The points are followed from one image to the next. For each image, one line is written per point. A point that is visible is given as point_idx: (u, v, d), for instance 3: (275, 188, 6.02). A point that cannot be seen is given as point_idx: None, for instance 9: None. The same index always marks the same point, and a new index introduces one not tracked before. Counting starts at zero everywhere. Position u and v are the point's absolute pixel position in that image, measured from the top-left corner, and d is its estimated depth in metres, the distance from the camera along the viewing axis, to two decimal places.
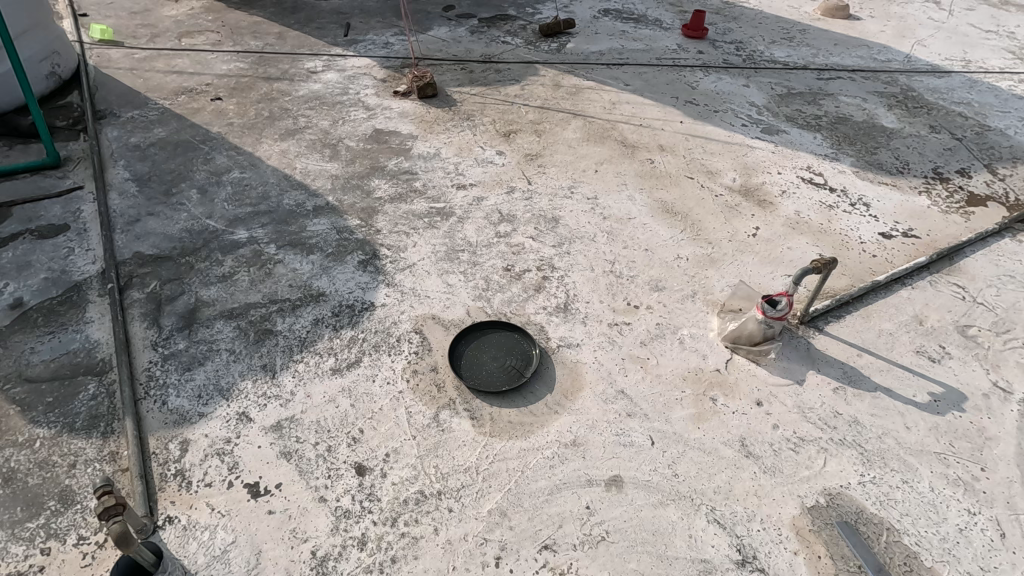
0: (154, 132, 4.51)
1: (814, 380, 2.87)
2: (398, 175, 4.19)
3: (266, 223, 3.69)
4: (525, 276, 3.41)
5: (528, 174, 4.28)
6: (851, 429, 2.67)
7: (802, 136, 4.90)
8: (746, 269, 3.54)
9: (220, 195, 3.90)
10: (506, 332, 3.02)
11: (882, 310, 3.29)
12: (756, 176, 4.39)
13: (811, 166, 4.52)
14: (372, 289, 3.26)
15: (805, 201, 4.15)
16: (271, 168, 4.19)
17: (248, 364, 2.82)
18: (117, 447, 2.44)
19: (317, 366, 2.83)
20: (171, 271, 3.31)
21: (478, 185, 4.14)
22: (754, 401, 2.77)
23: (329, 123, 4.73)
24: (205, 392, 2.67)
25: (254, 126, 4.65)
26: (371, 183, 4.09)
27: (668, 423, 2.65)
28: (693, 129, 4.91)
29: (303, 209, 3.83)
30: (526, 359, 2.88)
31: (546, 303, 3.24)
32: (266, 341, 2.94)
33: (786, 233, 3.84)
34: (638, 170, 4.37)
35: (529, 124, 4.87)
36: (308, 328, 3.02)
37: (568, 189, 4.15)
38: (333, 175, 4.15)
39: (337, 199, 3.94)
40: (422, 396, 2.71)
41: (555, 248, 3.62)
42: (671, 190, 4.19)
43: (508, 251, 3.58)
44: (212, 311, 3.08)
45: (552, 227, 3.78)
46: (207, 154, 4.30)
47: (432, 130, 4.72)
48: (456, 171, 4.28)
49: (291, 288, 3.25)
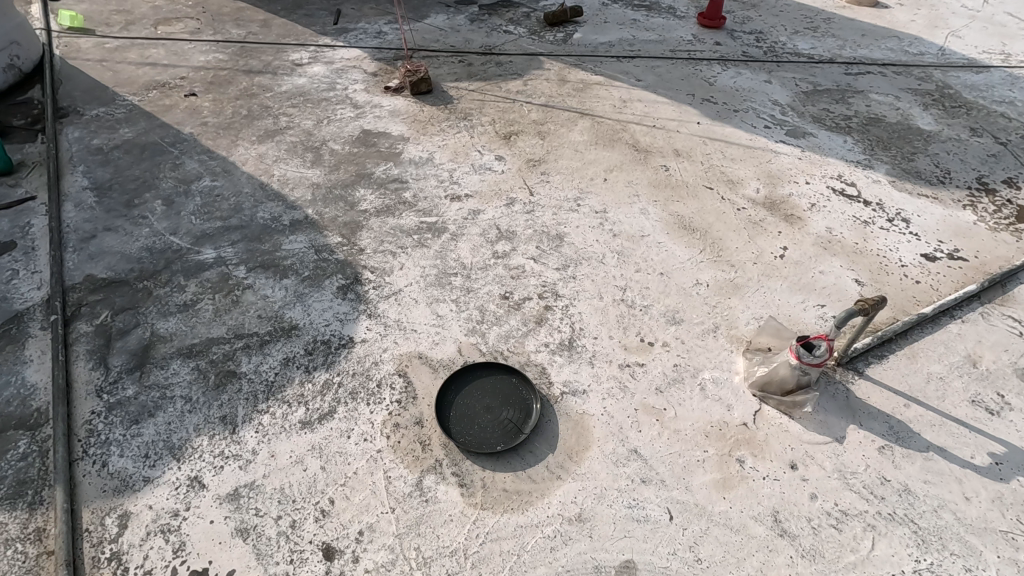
0: (119, 132, 4.10)
1: (855, 437, 2.50)
2: (387, 184, 3.79)
3: (237, 241, 3.31)
4: (525, 306, 3.02)
5: (530, 183, 3.87)
6: (902, 500, 2.30)
7: (831, 140, 4.46)
8: (774, 297, 3.15)
9: (187, 207, 3.51)
10: (501, 377, 2.64)
11: (930, 350, 2.90)
12: (782, 186, 3.97)
13: (842, 174, 4.10)
14: (352, 322, 2.89)
15: (837, 216, 3.73)
16: (246, 175, 3.79)
17: (205, 416, 2.45)
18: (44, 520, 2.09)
19: (284, 418, 2.46)
20: (126, 299, 2.93)
21: (474, 196, 3.74)
22: (787, 464, 2.40)
23: (313, 123, 4.32)
24: (153, 451, 2.31)
25: (231, 125, 4.24)
26: (356, 194, 3.69)
27: (688, 492, 2.29)
28: (712, 131, 4.48)
29: (278, 224, 3.44)
30: (525, 412, 2.51)
31: (548, 340, 2.86)
32: (228, 387, 2.57)
33: (817, 253, 3.44)
34: (651, 179, 3.96)
35: (531, 125, 4.44)
36: (276, 370, 2.65)
37: (574, 201, 3.74)
38: (314, 183, 3.76)
39: (317, 212, 3.55)
40: (404, 457, 2.35)
41: (559, 271, 3.23)
42: (688, 203, 3.78)
43: (506, 275, 3.19)
44: (169, 348, 2.71)
45: (556, 247, 3.39)
46: (177, 158, 3.90)
47: (426, 131, 4.31)
48: (450, 179, 3.87)
49: (261, 319, 2.87)
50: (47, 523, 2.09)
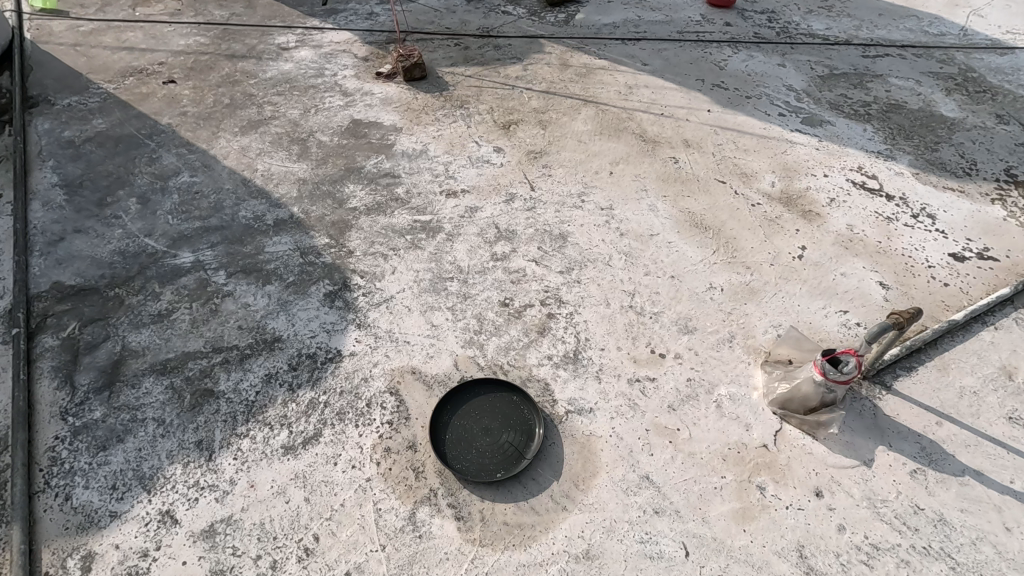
0: (92, 123, 3.85)
1: (884, 460, 2.31)
2: (378, 179, 3.55)
3: (216, 244, 3.08)
4: (527, 313, 2.81)
5: (531, 177, 3.64)
6: (937, 532, 2.11)
7: (850, 129, 4.20)
8: (793, 303, 2.94)
9: (164, 206, 3.28)
10: (501, 395, 2.43)
11: (961, 361, 2.69)
12: (799, 179, 3.73)
13: (862, 166, 3.86)
14: (340, 333, 2.68)
15: (858, 212, 3.50)
16: (227, 170, 3.55)
17: (178, 441, 2.25)
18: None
19: (265, 443, 2.26)
20: (95, 308, 2.72)
21: (472, 192, 3.50)
22: (812, 491, 2.21)
23: (300, 112, 4.06)
24: (121, 482, 2.12)
25: (211, 115, 3.98)
26: (345, 190, 3.46)
27: (706, 525, 2.10)
28: (723, 119, 4.22)
29: (262, 224, 3.21)
30: (527, 434, 2.31)
31: (551, 352, 2.65)
32: (204, 408, 2.36)
33: (837, 254, 3.22)
34: (659, 172, 3.72)
35: (532, 113, 4.18)
36: (257, 388, 2.44)
37: (578, 197, 3.51)
38: (301, 179, 3.52)
39: (304, 210, 3.32)
40: (396, 486, 2.16)
41: (562, 275, 3.02)
42: (698, 199, 3.55)
43: (506, 280, 2.98)
44: (141, 364, 2.50)
45: (559, 248, 3.17)
46: (153, 151, 3.65)
47: (420, 120, 4.05)
48: (446, 173, 3.63)
49: (241, 331, 2.66)
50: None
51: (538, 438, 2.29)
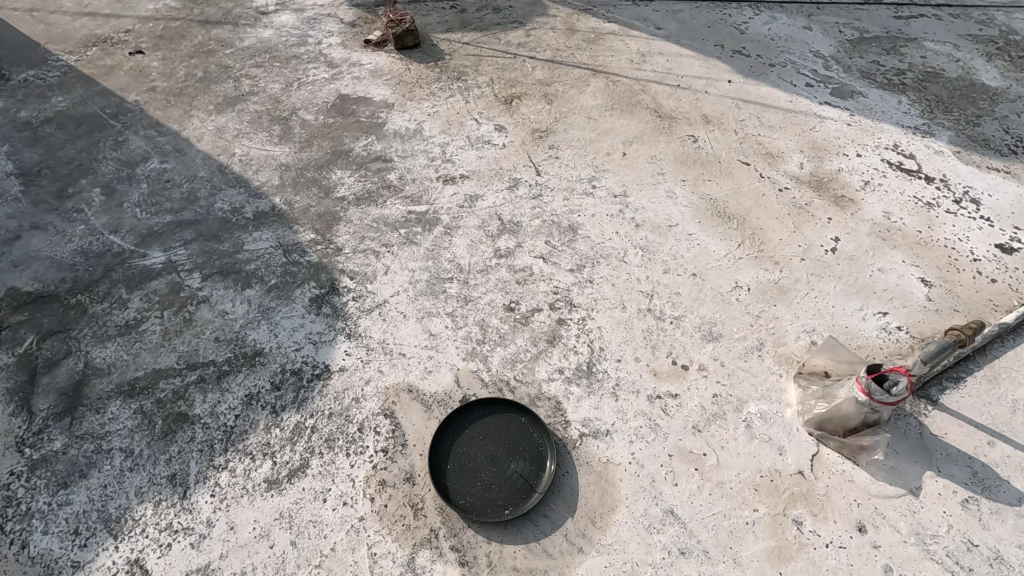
0: (51, 101, 3.47)
1: (933, 488, 2.09)
2: (368, 164, 3.23)
3: (190, 241, 2.78)
4: (534, 320, 2.55)
5: (536, 159, 3.31)
6: (994, 572, 1.90)
7: (884, 101, 3.84)
8: (827, 304, 2.67)
9: (131, 197, 2.96)
10: (507, 417, 2.19)
11: (1014, 370, 2.44)
12: (830, 159, 3.40)
13: (898, 144, 3.52)
14: (328, 345, 2.42)
15: (895, 197, 3.19)
16: (201, 154, 3.21)
17: (149, 475, 2.02)
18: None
19: (246, 476, 2.03)
20: (55, 319, 2.44)
21: (471, 178, 3.18)
22: (854, 525, 2.00)
23: (281, 86, 3.69)
24: (85, 527, 1.90)
25: (183, 91, 3.61)
26: (332, 177, 3.14)
27: (738, 568, 1.89)
28: (745, 91, 3.85)
29: (241, 218, 2.91)
30: (537, 462, 2.08)
31: (562, 365, 2.40)
32: (177, 435, 2.12)
33: (874, 246, 2.93)
34: (677, 153, 3.39)
35: (536, 86, 3.81)
36: (237, 411, 2.20)
37: (588, 182, 3.20)
38: (283, 164, 3.19)
39: (287, 201, 3.01)
40: (393, 526, 1.94)
41: (572, 274, 2.74)
42: (720, 183, 3.23)
43: (511, 281, 2.71)
44: (107, 384, 2.25)
45: (568, 242, 2.89)
46: (119, 133, 3.30)
47: (413, 95, 3.68)
48: (442, 156, 3.30)
49: (218, 344, 2.40)
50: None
51: (549, 469, 2.06)
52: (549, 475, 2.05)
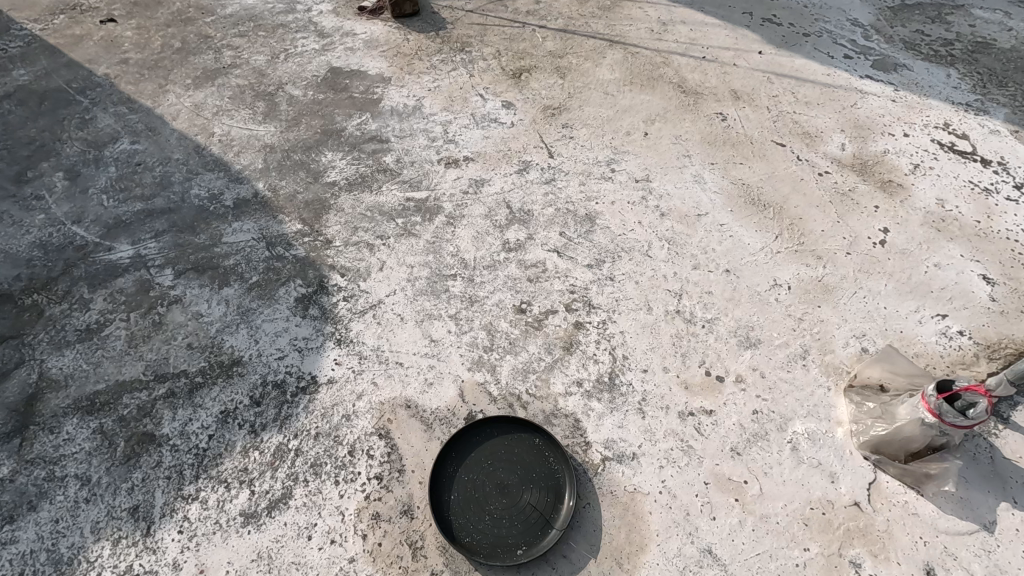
0: (12, 74, 3.14)
1: (1010, 523, 1.81)
2: (362, 145, 2.91)
3: (161, 232, 2.48)
4: (549, 324, 2.26)
5: (548, 140, 2.99)
6: None
7: (931, 74, 3.48)
8: (878, 304, 2.37)
9: (97, 182, 2.65)
10: (519, 439, 1.93)
11: None
12: (874, 140, 3.07)
13: (949, 122, 3.17)
14: (315, 354, 2.14)
15: (948, 182, 2.86)
16: (176, 134, 2.89)
17: (107, 508, 1.76)
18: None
19: (220, 509, 1.77)
20: (7, 323, 2.16)
21: (477, 161, 2.86)
22: (920, 568, 1.73)
23: (266, 58, 3.34)
24: (31, 570, 1.64)
25: (158, 63, 3.27)
26: (321, 159, 2.82)
27: None
28: (777, 63, 3.50)
29: (219, 205, 2.60)
30: (553, 494, 1.82)
31: (580, 376, 2.12)
32: (142, 460, 1.85)
33: (928, 238, 2.61)
34: (704, 133, 3.06)
35: (547, 58, 3.46)
36: (210, 432, 1.93)
37: (606, 165, 2.88)
38: (267, 145, 2.87)
39: (271, 186, 2.69)
40: (388, 569, 1.68)
41: (591, 270, 2.45)
42: (753, 166, 2.91)
43: (522, 278, 2.41)
44: (63, 399, 1.97)
45: (585, 234, 2.58)
46: (85, 110, 2.97)
47: (412, 68, 3.34)
48: (444, 136, 2.98)
49: (191, 352, 2.12)
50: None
51: (567, 501, 1.81)
52: (568, 509, 1.79)
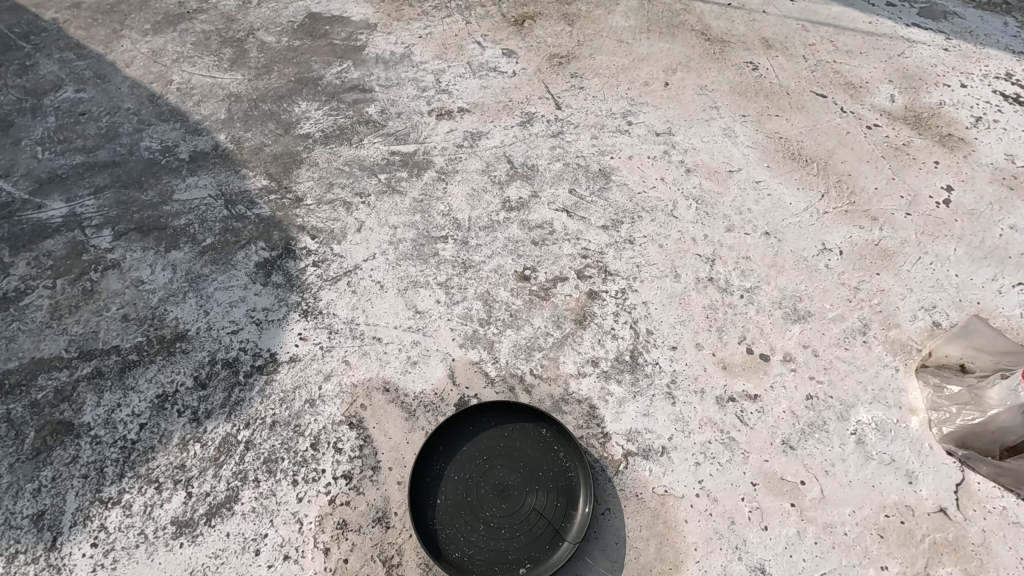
0: None
1: None
2: (342, 94, 2.53)
3: (102, 188, 2.12)
4: (557, 294, 1.89)
5: (555, 91, 2.61)
6: None
7: (985, 22, 3.08)
8: (947, 272, 2.00)
9: (33, 134, 2.29)
10: (522, 429, 1.57)
11: None
12: (927, 90, 2.68)
13: (1011, 73, 2.79)
14: (276, 328, 1.77)
15: (1017, 136, 2.48)
16: (129, 82, 2.52)
17: (5, 515, 1.40)
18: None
19: (146, 517, 1.41)
20: None
21: (473, 112, 2.49)
22: None
23: (236, 3, 2.96)
24: None
25: (114, 8, 2.89)
26: (294, 109, 2.45)
27: None
28: (812, 10, 3.10)
29: (172, 159, 2.23)
30: (565, 498, 1.46)
31: (595, 355, 1.75)
32: (54, 455, 1.50)
33: (999, 197, 2.24)
34: (733, 83, 2.68)
35: (553, 4, 3.07)
36: (142, 420, 1.57)
37: (622, 117, 2.50)
38: (233, 94, 2.50)
39: (234, 138, 2.32)
40: None
41: (606, 233, 2.08)
42: (791, 118, 2.53)
43: (525, 241, 2.04)
44: None
45: (599, 192, 2.21)
46: (26, 56, 2.60)
47: (400, 14, 2.96)
48: (436, 85, 2.60)
49: (126, 325, 1.76)
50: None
51: (581, 507, 1.45)
52: (583, 517, 1.43)
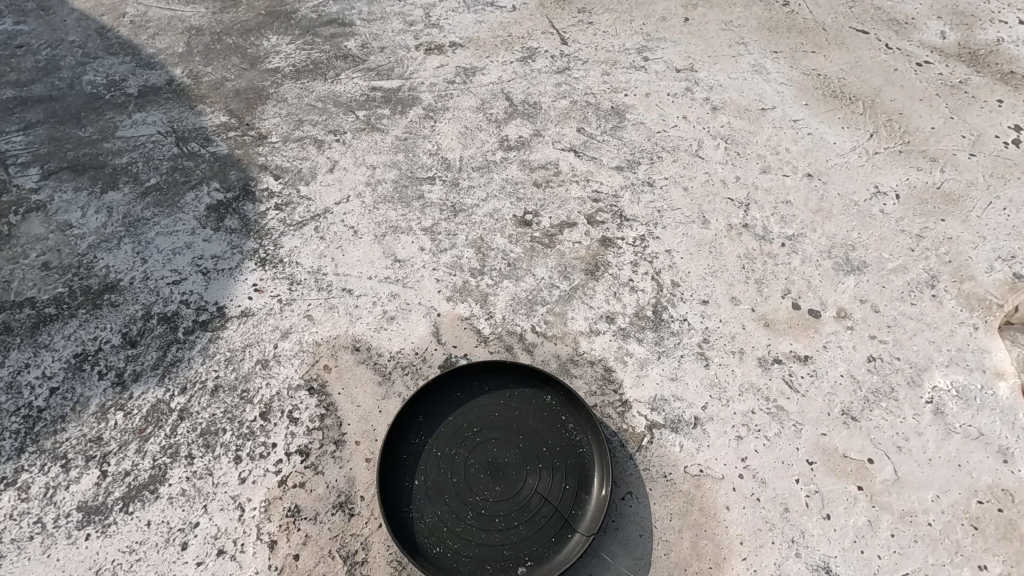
0: None
1: None
2: (318, 28, 2.23)
3: (34, 125, 1.82)
4: (564, 241, 1.59)
5: (561, 25, 2.29)
6: None
7: None
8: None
9: None
10: (523, 396, 1.27)
11: None
12: (983, 26, 2.36)
13: None
14: (226, 278, 1.47)
15: None
16: (75, 14, 2.21)
17: None
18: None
19: (46, 502, 1.12)
20: None
21: (467, 46, 2.18)
22: None
23: None
24: None
25: None
26: (263, 43, 2.15)
27: None
28: None
29: (119, 94, 1.93)
30: (575, 480, 1.16)
31: (611, 310, 1.45)
32: None
33: None
34: (762, 19, 2.36)
35: None
36: (53, 384, 1.28)
37: (637, 53, 2.19)
38: (193, 27, 2.20)
39: (192, 72, 2.02)
40: None
41: (621, 174, 1.77)
42: (829, 54, 2.22)
43: (526, 183, 1.74)
44: None
45: (613, 130, 1.90)
46: None
47: None
48: (425, 19, 2.29)
49: (46, 273, 1.46)
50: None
51: (597, 491, 1.15)
52: (598, 504, 1.13)
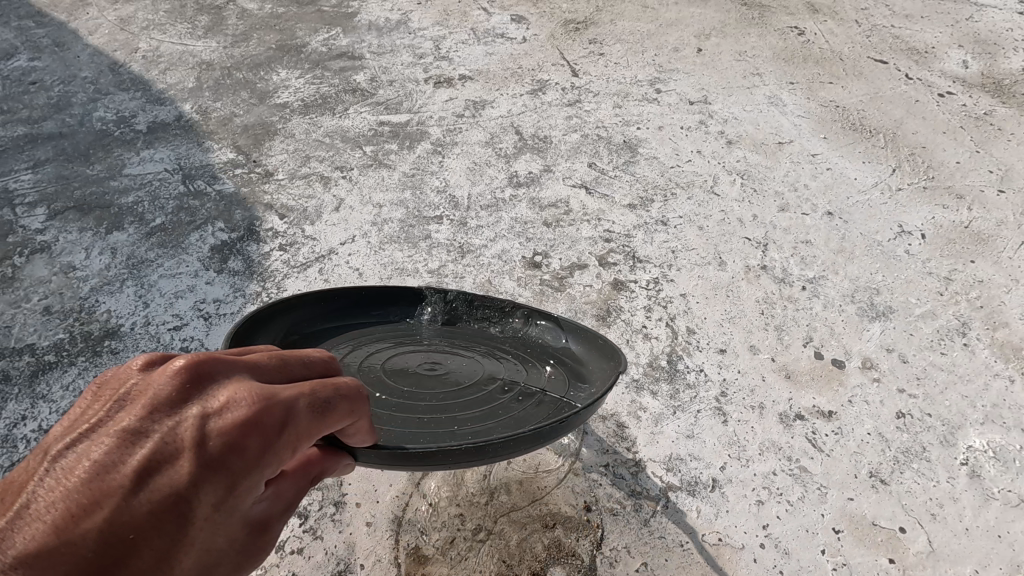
0: None
1: None
2: (326, 61, 2.23)
3: (43, 163, 1.83)
4: (575, 284, 1.54)
5: (572, 57, 2.28)
6: None
7: None
8: None
9: None
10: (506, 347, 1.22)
11: None
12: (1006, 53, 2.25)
13: None
14: (227, 323, 1.44)
15: None
16: (90, 50, 2.26)
17: None
18: (82, 444, 0.53)
19: None
20: None
21: (476, 80, 2.17)
22: None
23: None
24: None
25: None
26: (273, 78, 2.15)
27: None
28: None
29: (128, 130, 1.94)
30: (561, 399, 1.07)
31: None
32: None
33: None
34: (776, 48, 2.32)
35: None
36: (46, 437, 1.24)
37: (648, 85, 2.16)
38: (206, 63, 2.22)
39: (201, 108, 2.03)
40: None
41: (634, 212, 1.73)
42: (849, 87, 2.16)
43: (536, 222, 1.69)
44: None
45: (625, 165, 1.87)
46: None
47: None
48: (436, 52, 2.29)
49: (49, 317, 1.44)
50: (38, 454, 0.53)
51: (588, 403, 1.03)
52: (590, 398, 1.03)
